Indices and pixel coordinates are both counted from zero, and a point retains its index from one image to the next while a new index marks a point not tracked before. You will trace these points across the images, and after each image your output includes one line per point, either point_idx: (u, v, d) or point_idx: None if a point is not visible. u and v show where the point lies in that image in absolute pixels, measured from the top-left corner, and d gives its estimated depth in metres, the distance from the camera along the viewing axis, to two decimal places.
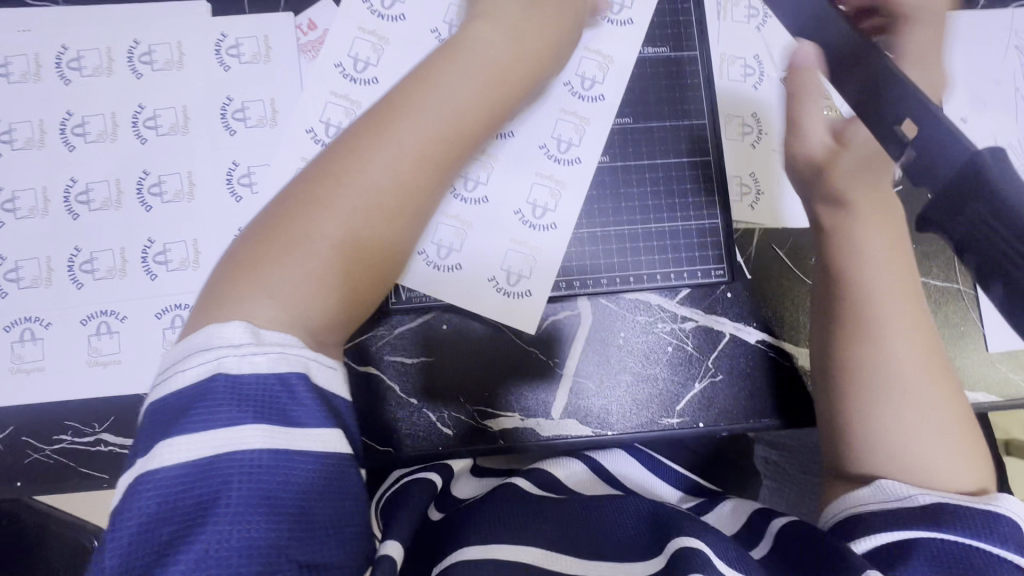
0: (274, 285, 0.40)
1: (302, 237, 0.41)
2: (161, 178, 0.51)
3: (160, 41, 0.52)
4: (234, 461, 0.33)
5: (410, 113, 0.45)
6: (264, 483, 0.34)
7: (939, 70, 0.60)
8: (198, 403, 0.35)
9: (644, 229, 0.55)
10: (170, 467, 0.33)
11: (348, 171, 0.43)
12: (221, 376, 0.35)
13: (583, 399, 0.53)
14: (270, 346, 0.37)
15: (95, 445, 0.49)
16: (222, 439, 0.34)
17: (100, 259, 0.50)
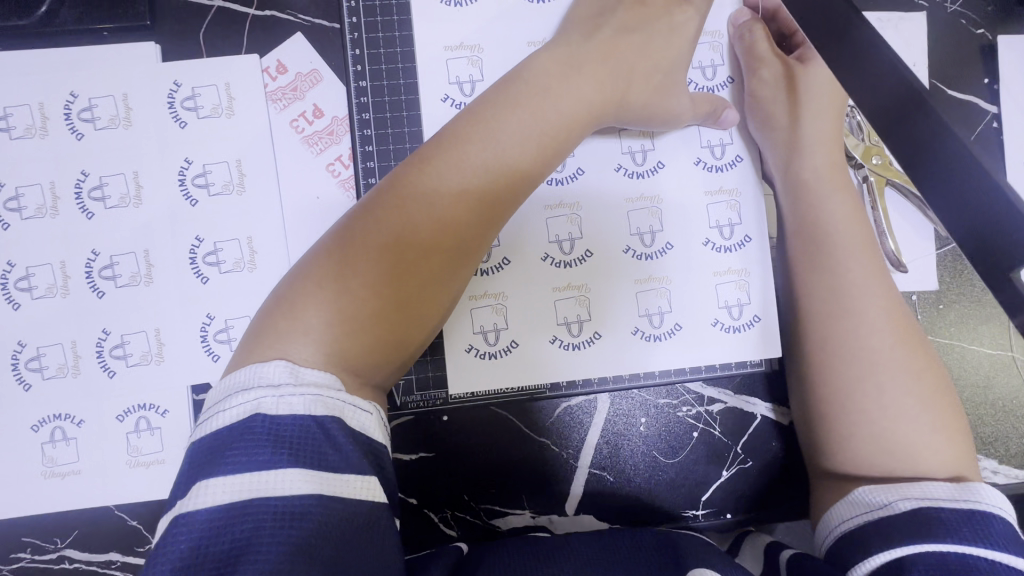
0: (311, 317, 0.34)
1: (353, 252, 0.36)
2: (114, 259, 0.44)
3: (102, 94, 0.44)
4: (267, 504, 0.27)
5: (491, 129, 0.39)
6: (305, 530, 0.27)
7: (1002, 107, 0.52)
8: (238, 443, 0.29)
9: (676, 301, 0.46)
10: (209, 507, 0.27)
11: (443, 166, 0.38)
12: (261, 415, 0.30)
13: (600, 493, 0.48)
14: (309, 387, 0.31)
15: (59, 562, 0.44)
16: (259, 481, 0.28)
17: (48, 355, 0.43)
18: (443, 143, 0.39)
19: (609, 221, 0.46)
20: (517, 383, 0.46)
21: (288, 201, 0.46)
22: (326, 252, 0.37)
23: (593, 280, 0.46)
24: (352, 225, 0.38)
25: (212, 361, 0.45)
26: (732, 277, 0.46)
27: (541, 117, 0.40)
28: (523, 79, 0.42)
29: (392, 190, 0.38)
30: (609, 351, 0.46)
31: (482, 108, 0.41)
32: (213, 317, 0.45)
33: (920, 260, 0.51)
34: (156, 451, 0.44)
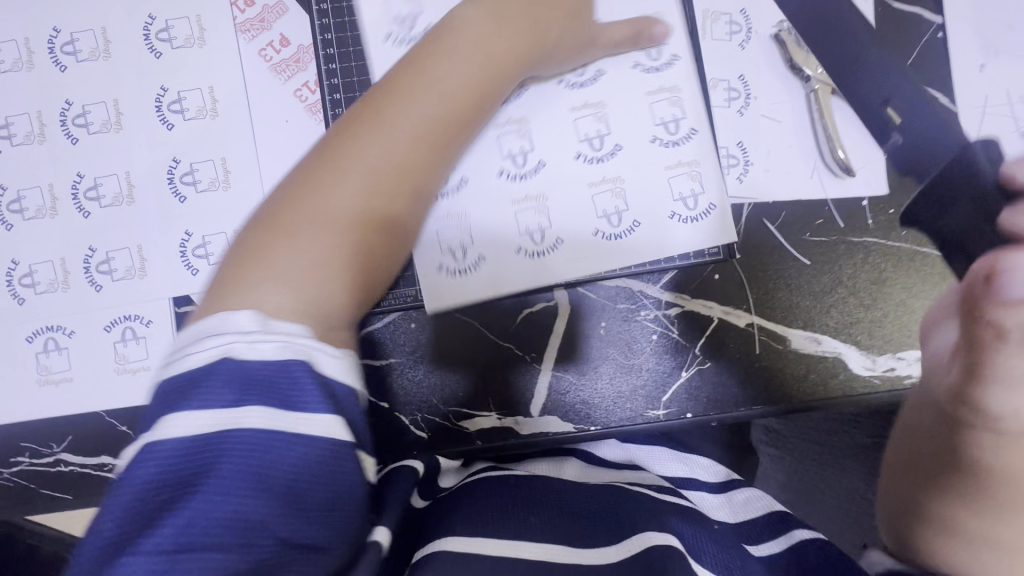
0: (284, 264, 0.35)
1: (318, 199, 0.37)
2: (97, 180, 0.47)
3: (82, 28, 0.47)
4: (230, 443, 0.29)
5: (430, 77, 0.41)
6: (266, 466, 0.30)
7: (947, 17, 0.54)
8: (205, 382, 0.31)
9: (627, 199, 0.50)
10: (174, 441, 0.29)
11: (389, 115, 0.40)
12: (229, 359, 0.31)
13: (563, 393, 0.50)
14: (277, 335, 0.32)
15: (55, 466, 0.47)
16: (223, 417, 0.30)
17: (40, 272, 0.47)
18: (360, 114, 0.41)
19: (562, 130, 0.50)
20: (476, 283, 0.49)
21: (259, 124, 0.49)
22: (291, 205, 0.38)
23: (545, 185, 0.49)
24: (297, 183, 0.38)
25: (191, 275, 0.47)
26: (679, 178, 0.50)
27: (454, 80, 0.42)
28: (448, 30, 0.44)
29: (319, 163, 0.39)
30: (563, 253, 0.49)
31: (395, 79, 0.42)
32: (191, 234, 0.48)
33: (870, 166, 0.52)
34: (142, 359, 0.47)
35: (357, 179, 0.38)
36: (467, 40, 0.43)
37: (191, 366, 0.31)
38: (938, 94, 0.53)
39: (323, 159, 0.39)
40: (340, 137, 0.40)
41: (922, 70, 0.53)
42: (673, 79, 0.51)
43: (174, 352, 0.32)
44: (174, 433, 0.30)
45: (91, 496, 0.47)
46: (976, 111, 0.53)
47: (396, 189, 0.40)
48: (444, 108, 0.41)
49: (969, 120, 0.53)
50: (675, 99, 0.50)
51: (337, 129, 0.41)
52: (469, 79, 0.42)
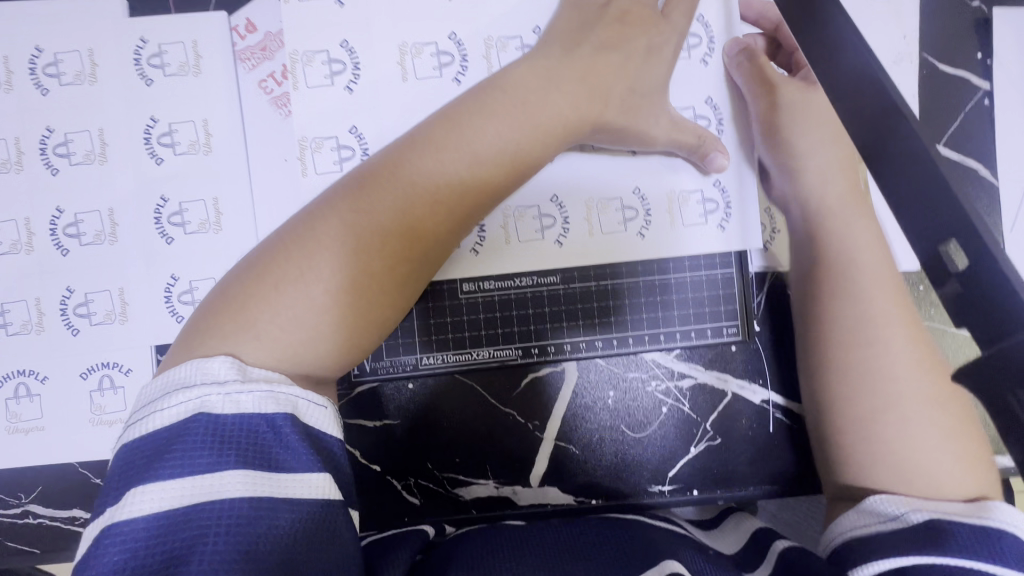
0: (263, 321, 0.32)
1: (294, 253, 0.34)
2: (78, 217, 0.44)
3: (68, 49, 0.44)
4: (246, 509, 0.26)
5: (468, 135, 0.38)
6: (250, 538, 0.25)
7: (995, 83, 0.50)
8: (184, 443, 0.27)
9: (728, 199, 0.46)
10: (147, 515, 0.25)
11: (418, 163, 0.37)
12: (205, 415, 0.27)
13: (565, 464, 0.48)
14: (260, 387, 0.29)
15: (23, 517, 0.44)
16: (201, 486, 0.26)
17: (12, 312, 0.43)
18: (467, 105, 0.39)
19: (586, 181, 0.45)
20: (481, 348, 0.46)
21: (255, 162, 0.45)
22: (266, 256, 0.35)
23: (567, 251, 0.45)
24: (299, 229, 0.35)
25: (176, 323, 0.44)
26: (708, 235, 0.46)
27: (488, 141, 0.38)
28: (506, 80, 0.40)
29: (377, 175, 0.37)
30: (579, 320, 0.46)
31: (515, 76, 0.40)
32: (177, 278, 0.44)
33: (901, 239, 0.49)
34: (120, 411, 0.44)
35: (441, 172, 0.37)
36: (537, 66, 0.41)
37: (226, 419, 0.27)
38: (979, 164, 0.50)
39: (414, 147, 0.38)
40: (449, 121, 0.39)
41: (964, 138, 0.50)
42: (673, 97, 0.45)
43: (192, 400, 0.28)
44: (155, 507, 0.25)
45: (60, 551, 0.44)
46: (1018, 185, 0.50)
47: (484, 176, 0.38)
48: (583, 109, 0.41)
49: (1008, 195, 0.50)
50: None
51: (442, 118, 0.39)
52: (541, 122, 0.39)
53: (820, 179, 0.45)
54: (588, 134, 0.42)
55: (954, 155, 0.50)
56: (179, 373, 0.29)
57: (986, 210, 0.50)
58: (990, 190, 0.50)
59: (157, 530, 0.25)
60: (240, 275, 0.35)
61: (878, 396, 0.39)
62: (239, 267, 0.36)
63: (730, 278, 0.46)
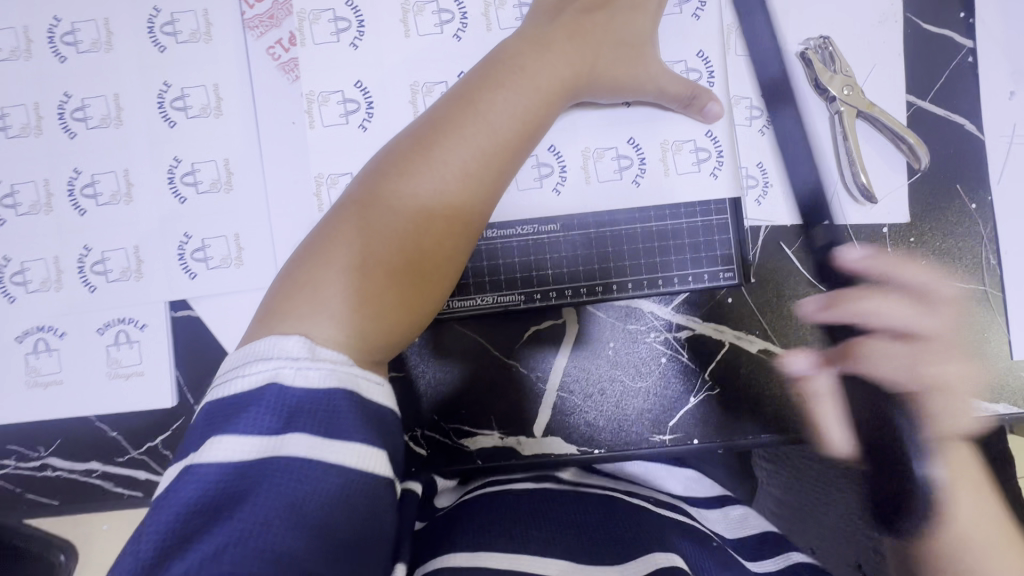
0: (325, 305, 0.32)
1: (338, 244, 0.34)
2: (95, 178, 0.45)
3: (84, 18, 0.46)
4: (302, 471, 0.27)
5: (484, 108, 0.39)
6: (303, 499, 0.27)
7: (978, 41, 0.52)
8: (257, 407, 0.28)
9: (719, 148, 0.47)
10: (220, 464, 0.27)
11: (449, 141, 0.38)
12: (276, 385, 0.29)
13: (568, 414, 0.49)
14: (324, 360, 0.30)
15: (43, 470, 0.46)
16: (266, 446, 0.28)
17: (32, 270, 0.45)
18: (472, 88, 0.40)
19: (583, 134, 0.47)
20: (487, 298, 0.47)
21: (264, 124, 0.47)
22: (314, 253, 0.35)
23: (567, 199, 0.47)
24: (341, 220, 0.36)
25: (189, 279, 0.46)
26: (700, 184, 0.47)
27: (509, 113, 0.39)
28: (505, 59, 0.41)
29: (408, 158, 0.37)
30: (580, 267, 0.47)
31: (510, 53, 0.42)
32: (190, 237, 0.46)
33: (890, 193, 0.51)
34: (135, 364, 0.46)
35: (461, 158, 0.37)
36: (530, 47, 0.42)
37: (295, 391, 0.29)
38: (965, 120, 0.52)
39: (440, 127, 0.38)
40: (459, 108, 0.39)
41: (950, 95, 0.52)
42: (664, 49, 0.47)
43: (268, 370, 0.29)
44: (229, 457, 0.27)
45: (78, 502, 0.46)
46: (1003, 140, 0.52)
47: (503, 156, 0.39)
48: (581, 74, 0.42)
49: (994, 149, 0.52)
50: None
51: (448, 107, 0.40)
52: (547, 91, 0.41)
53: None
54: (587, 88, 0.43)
55: (940, 112, 0.52)
56: (258, 345, 0.31)
57: (972, 164, 0.52)
58: (976, 145, 0.52)
59: (226, 477, 0.27)
60: (289, 272, 0.35)
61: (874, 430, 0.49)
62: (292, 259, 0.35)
63: (724, 224, 0.48)
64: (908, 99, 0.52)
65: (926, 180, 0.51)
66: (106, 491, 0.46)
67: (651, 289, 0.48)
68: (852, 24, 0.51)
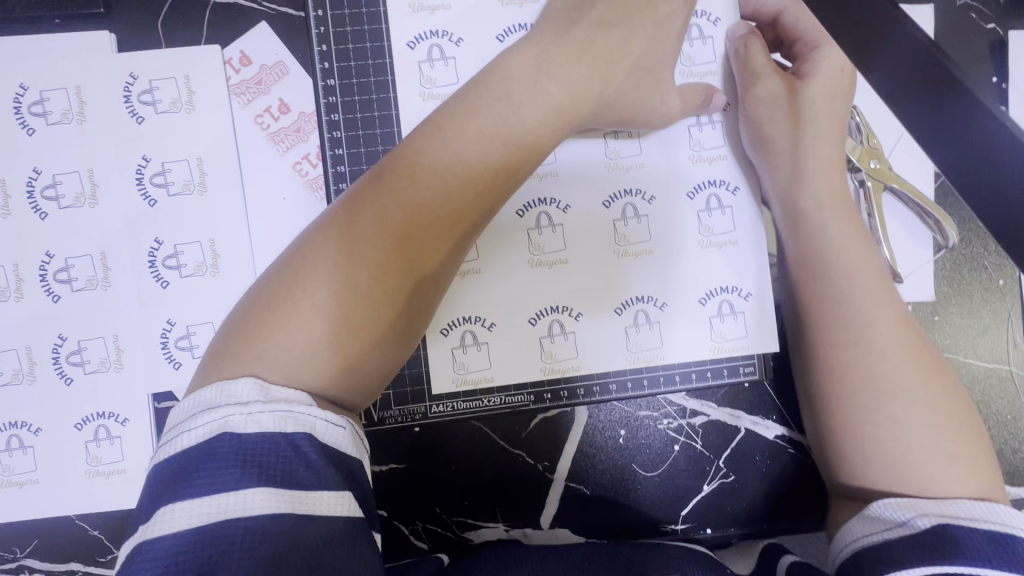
0: (269, 353, 0.30)
1: (318, 274, 0.31)
2: (69, 262, 0.42)
3: (53, 87, 0.42)
4: (275, 526, 0.24)
5: (500, 94, 0.35)
6: (272, 556, 0.24)
7: (1010, 109, 0.49)
8: (210, 463, 0.25)
9: (737, 228, 0.41)
10: (175, 535, 0.24)
11: (449, 142, 0.34)
12: (228, 436, 0.26)
13: (577, 504, 0.47)
14: (279, 405, 0.27)
15: (19, 572, 0.43)
16: (226, 504, 0.24)
17: (3, 362, 0.42)
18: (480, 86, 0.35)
19: (582, 199, 0.41)
20: (479, 400, 0.40)
21: (253, 200, 0.43)
22: (287, 283, 0.32)
23: (574, 288, 0.40)
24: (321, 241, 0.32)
25: (174, 368, 0.43)
26: (723, 264, 0.41)
27: (541, 103, 0.35)
28: (492, 73, 0.36)
29: (391, 164, 0.34)
30: (592, 360, 0.41)
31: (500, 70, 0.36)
32: (174, 323, 0.43)
33: (914, 269, 0.49)
34: (116, 461, 0.43)
35: (466, 148, 0.33)
36: (531, 56, 0.36)
37: (249, 438, 0.26)
38: None
39: (442, 123, 0.34)
40: (477, 96, 0.35)
41: None
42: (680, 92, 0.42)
43: (217, 420, 0.27)
44: (204, 517, 0.24)
45: None
46: None
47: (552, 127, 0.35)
48: (570, 98, 0.36)
49: None
50: (721, 180, 0.41)
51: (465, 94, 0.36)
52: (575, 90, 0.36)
53: (811, 172, 0.39)
54: (592, 118, 0.37)
55: None
56: (206, 394, 0.28)
57: None
58: None
59: (179, 549, 0.23)
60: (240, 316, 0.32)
61: (858, 393, 0.35)
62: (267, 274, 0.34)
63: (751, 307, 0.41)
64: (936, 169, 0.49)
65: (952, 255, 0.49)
66: None
67: (667, 386, 0.41)
68: None
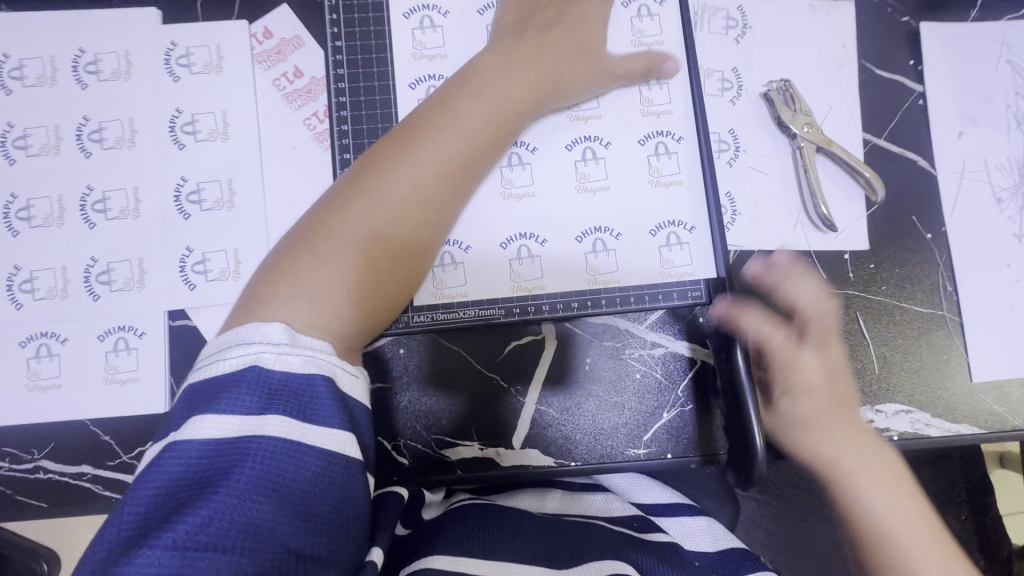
0: (300, 302, 0.36)
1: (329, 237, 0.38)
2: (106, 194, 0.49)
3: (107, 50, 0.50)
4: (289, 447, 0.30)
5: (467, 92, 0.43)
6: (279, 472, 0.29)
7: (926, 87, 0.57)
8: (238, 387, 0.31)
9: (682, 168, 0.50)
10: (201, 440, 0.29)
11: (429, 129, 0.41)
12: (257, 368, 0.31)
13: (546, 427, 0.51)
14: (303, 350, 0.33)
15: (35, 472, 0.47)
16: (247, 424, 0.30)
17: (40, 279, 0.48)
18: (456, 86, 0.44)
19: (549, 145, 0.50)
20: (468, 309, 0.49)
21: (268, 147, 0.51)
22: (306, 250, 0.38)
23: (546, 216, 0.49)
24: (326, 213, 0.39)
25: (189, 289, 0.49)
26: (672, 203, 0.49)
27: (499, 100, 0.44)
28: (461, 78, 0.45)
29: (386, 150, 0.41)
30: (559, 278, 0.49)
31: (465, 76, 0.45)
32: (191, 250, 0.49)
33: (850, 223, 0.55)
34: (131, 370, 0.48)
35: (449, 137, 0.41)
36: (494, 60, 0.45)
37: (274, 375, 0.31)
38: (918, 157, 0.56)
39: (425, 117, 0.42)
40: (450, 95, 0.43)
41: (902, 133, 0.56)
42: (624, 58, 0.51)
43: (249, 354, 0.32)
44: (228, 432, 0.30)
45: (67, 505, 0.47)
46: (955, 176, 0.56)
47: (508, 117, 0.44)
48: (522, 95, 0.45)
49: (947, 183, 0.56)
50: (665, 132, 0.50)
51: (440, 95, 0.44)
52: (526, 86, 0.45)
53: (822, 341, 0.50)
54: (540, 109, 0.46)
55: (894, 147, 0.56)
56: (238, 332, 0.33)
57: (928, 199, 0.56)
58: (930, 179, 0.56)
59: (203, 451, 0.29)
60: (263, 275, 0.38)
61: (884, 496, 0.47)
62: (279, 244, 0.40)
63: (695, 241, 0.49)
64: (864, 136, 0.56)
65: (884, 210, 0.55)
66: (94, 494, 0.47)
67: (623, 304, 0.49)
68: (812, 68, 0.56)
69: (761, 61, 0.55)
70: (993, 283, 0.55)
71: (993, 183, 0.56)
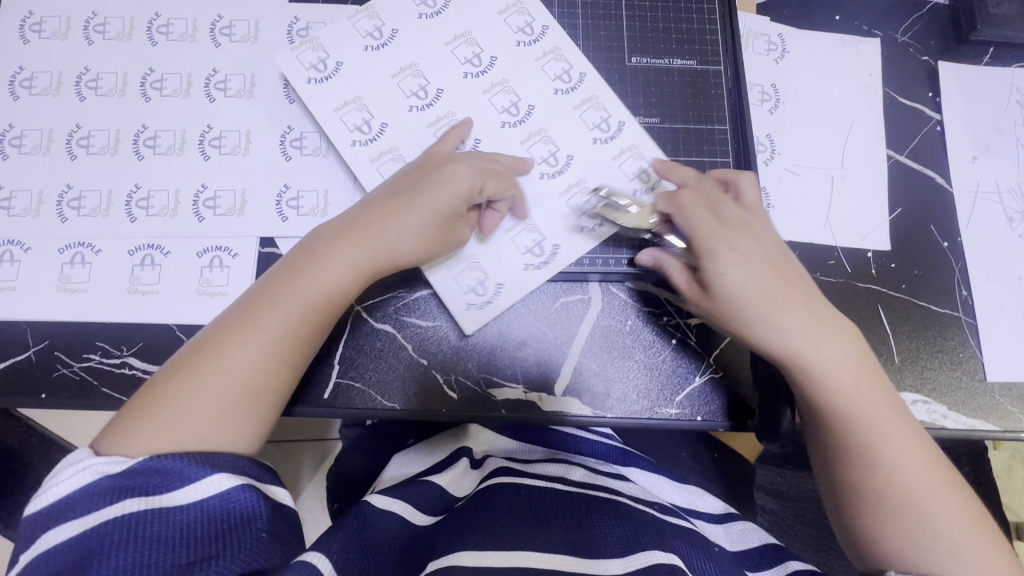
0: (173, 422, 0.42)
1: (222, 382, 0.43)
2: (222, 133, 0.56)
3: (241, 18, 0.59)
4: (187, 534, 0.37)
5: (421, 195, 0.49)
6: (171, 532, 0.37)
7: (944, 116, 0.64)
8: (159, 490, 0.38)
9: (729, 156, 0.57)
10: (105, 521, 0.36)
11: (389, 236, 0.48)
12: (182, 473, 0.39)
13: (585, 378, 0.55)
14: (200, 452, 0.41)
15: (121, 367, 0.52)
16: (153, 505, 0.37)
17: (155, 198, 0.54)
18: (380, 199, 0.50)
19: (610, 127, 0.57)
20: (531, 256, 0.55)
21: None
22: (173, 393, 0.43)
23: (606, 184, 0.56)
24: (229, 338, 0.45)
25: (281, 220, 0.55)
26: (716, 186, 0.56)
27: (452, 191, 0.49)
28: (428, 170, 0.50)
29: (299, 261, 0.48)
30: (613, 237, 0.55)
31: (422, 173, 0.50)
32: (288, 187, 0.55)
33: (874, 225, 0.60)
34: (222, 285, 0.53)
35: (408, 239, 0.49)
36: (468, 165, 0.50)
37: (218, 503, 0.39)
38: (936, 175, 0.62)
39: (375, 220, 0.49)
40: (406, 190, 0.50)
41: (922, 152, 0.63)
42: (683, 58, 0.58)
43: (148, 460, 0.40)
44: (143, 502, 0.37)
45: None
46: (970, 195, 0.62)
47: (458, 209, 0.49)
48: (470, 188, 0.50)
49: (963, 200, 0.62)
50: (715, 125, 0.57)
51: (374, 200, 0.50)
52: (479, 176, 0.50)
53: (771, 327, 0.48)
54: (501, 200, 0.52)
55: (915, 164, 0.62)
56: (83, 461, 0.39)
57: (945, 212, 0.61)
58: (947, 195, 0.62)
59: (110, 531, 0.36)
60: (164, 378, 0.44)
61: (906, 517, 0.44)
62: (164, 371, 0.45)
63: None
64: (888, 152, 0.62)
65: (905, 216, 0.61)
66: None
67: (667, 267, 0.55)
68: (842, 91, 0.63)
69: (797, 80, 0.63)
70: (1006, 293, 0.60)
71: (1005, 204, 0.62)
